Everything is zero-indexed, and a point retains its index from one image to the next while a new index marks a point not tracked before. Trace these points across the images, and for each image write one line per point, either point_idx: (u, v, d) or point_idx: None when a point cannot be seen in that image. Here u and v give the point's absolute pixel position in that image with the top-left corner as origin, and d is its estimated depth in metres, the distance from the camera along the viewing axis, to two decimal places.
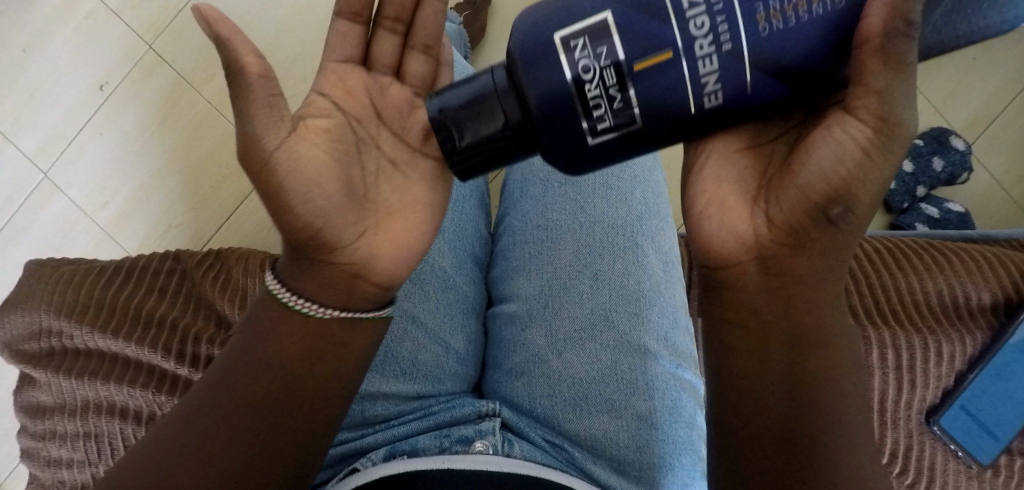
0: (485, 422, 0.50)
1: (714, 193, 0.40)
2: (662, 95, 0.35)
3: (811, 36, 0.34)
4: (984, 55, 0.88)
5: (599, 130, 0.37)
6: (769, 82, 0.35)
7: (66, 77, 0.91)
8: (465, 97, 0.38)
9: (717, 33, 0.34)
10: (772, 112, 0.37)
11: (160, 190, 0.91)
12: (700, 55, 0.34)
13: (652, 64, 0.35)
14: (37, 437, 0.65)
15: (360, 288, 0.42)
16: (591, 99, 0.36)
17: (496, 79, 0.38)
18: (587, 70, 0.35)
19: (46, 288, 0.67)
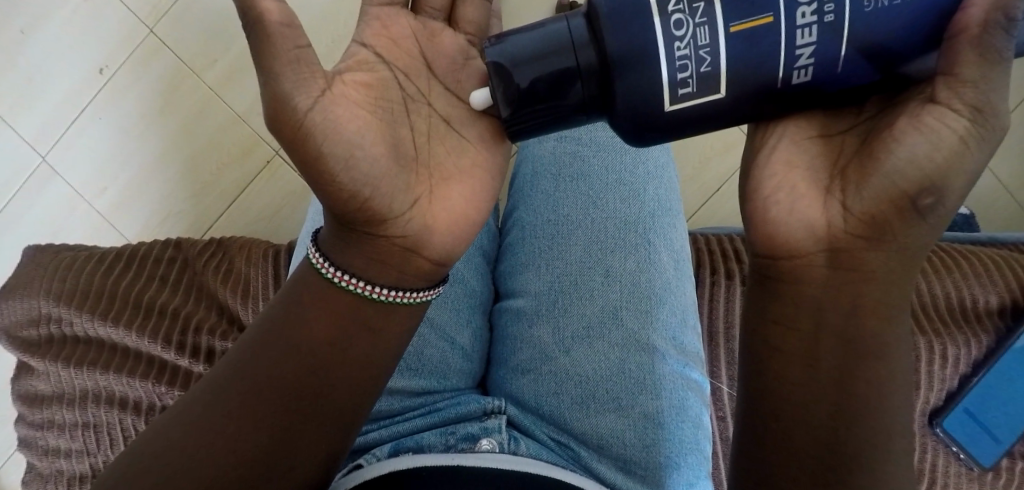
0: (491, 419, 0.50)
1: (786, 177, 0.37)
2: (755, 65, 0.35)
3: (908, 16, 0.34)
4: None
5: (679, 95, 0.35)
6: (862, 63, 0.35)
7: (65, 60, 0.89)
8: (535, 46, 0.36)
9: (822, 4, 0.34)
10: (858, 95, 0.36)
11: (161, 176, 0.90)
12: (800, 24, 0.34)
13: (751, 27, 0.34)
14: (34, 426, 0.64)
15: (414, 264, 0.40)
16: (679, 57, 0.35)
17: (574, 33, 0.36)
18: (680, 26, 0.34)
19: (45, 275, 0.66)
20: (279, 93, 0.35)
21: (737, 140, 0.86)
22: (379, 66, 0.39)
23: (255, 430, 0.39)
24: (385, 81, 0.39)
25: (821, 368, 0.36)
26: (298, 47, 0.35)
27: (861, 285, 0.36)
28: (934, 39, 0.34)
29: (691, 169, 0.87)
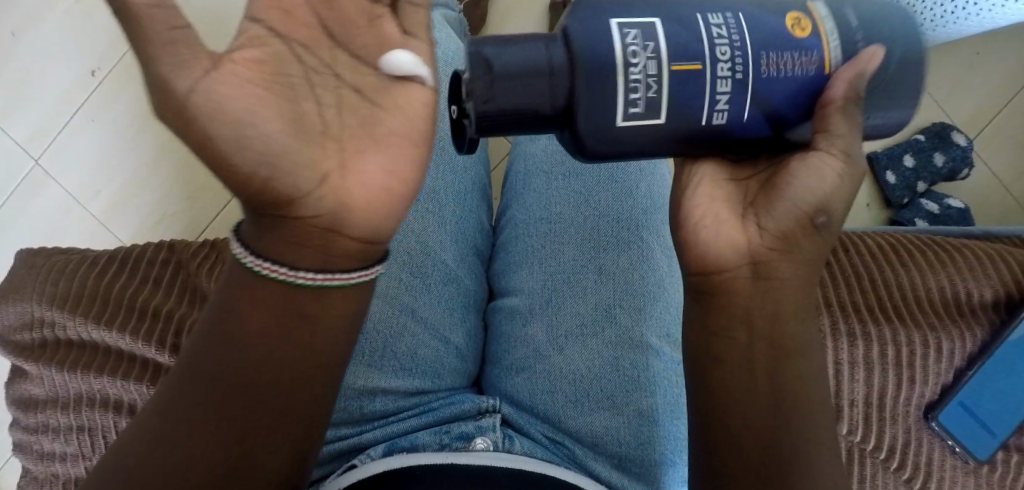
0: (485, 418, 0.50)
1: (707, 207, 0.42)
2: (686, 103, 0.38)
3: (792, 89, 0.39)
4: (988, 49, 0.87)
5: (629, 114, 0.38)
6: (761, 120, 0.40)
7: (56, 62, 0.89)
8: (516, 60, 0.38)
9: (735, 62, 0.38)
10: (757, 148, 0.41)
11: (154, 178, 0.90)
12: (719, 76, 0.38)
13: (685, 70, 0.37)
14: (29, 430, 0.64)
15: (338, 245, 0.39)
16: (632, 81, 0.37)
17: (552, 55, 0.38)
18: (634, 54, 0.37)
19: (38, 278, 0.65)
20: (223, 90, 0.34)
21: None
22: (346, 62, 0.38)
23: (228, 427, 0.41)
24: (280, 56, 0.36)
25: (757, 382, 0.41)
26: (174, 29, 0.33)
27: (778, 294, 0.41)
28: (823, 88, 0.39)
29: None
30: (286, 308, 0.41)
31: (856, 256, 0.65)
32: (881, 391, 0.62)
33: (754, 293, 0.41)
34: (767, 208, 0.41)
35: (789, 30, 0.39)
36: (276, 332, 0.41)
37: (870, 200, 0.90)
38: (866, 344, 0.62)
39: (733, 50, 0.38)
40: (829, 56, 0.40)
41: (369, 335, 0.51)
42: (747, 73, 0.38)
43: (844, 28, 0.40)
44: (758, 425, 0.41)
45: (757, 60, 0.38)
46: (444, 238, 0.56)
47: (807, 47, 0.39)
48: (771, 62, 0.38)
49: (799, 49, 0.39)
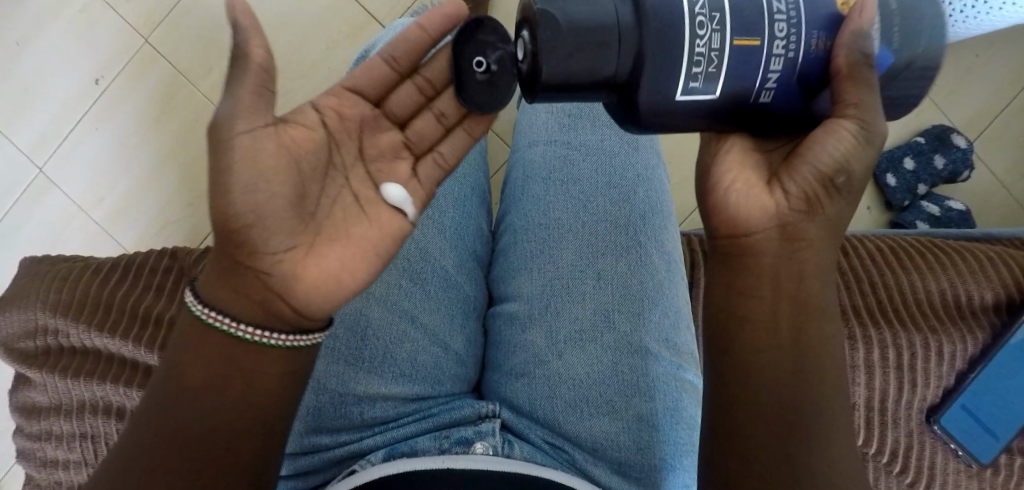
0: (485, 423, 0.50)
1: (738, 172, 0.41)
2: (744, 77, 0.37)
3: (821, 68, 0.39)
4: (986, 51, 0.87)
5: (690, 87, 0.37)
6: (795, 99, 0.39)
7: (60, 71, 0.90)
8: (586, 17, 0.36)
9: (789, 40, 0.37)
10: (785, 125, 0.41)
11: (157, 185, 0.91)
12: (773, 53, 0.37)
13: (744, 45, 0.37)
14: (32, 437, 0.64)
15: (276, 306, 0.40)
16: (695, 53, 0.36)
17: (621, 14, 0.36)
18: (701, 24, 0.36)
19: (42, 286, 0.66)
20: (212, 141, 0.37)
21: None
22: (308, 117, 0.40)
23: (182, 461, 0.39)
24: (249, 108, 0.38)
25: (784, 351, 0.40)
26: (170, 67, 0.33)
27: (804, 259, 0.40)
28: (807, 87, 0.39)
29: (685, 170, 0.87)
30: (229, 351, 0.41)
31: (856, 258, 0.65)
32: (882, 395, 0.62)
33: (780, 267, 0.40)
34: (791, 175, 0.40)
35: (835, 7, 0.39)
36: (235, 357, 0.41)
37: (869, 203, 0.89)
38: (866, 347, 0.62)
39: (789, 26, 0.37)
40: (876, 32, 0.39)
41: (368, 342, 0.51)
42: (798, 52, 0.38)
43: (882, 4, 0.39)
44: (772, 428, 0.39)
45: (806, 39, 0.38)
46: (444, 243, 0.56)
47: (836, 26, 0.38)
48: (812, 41, 0.38)
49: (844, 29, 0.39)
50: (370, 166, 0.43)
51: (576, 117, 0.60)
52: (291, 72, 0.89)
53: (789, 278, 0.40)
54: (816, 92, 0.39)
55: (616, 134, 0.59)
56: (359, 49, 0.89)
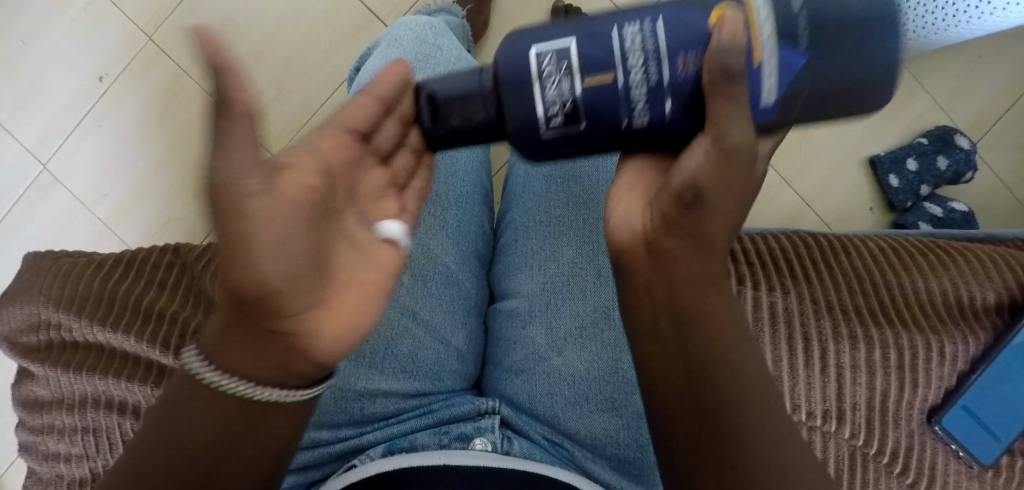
0: (485, 419, 0.50)
1: (624, 196, 0.43)
2: (599, 113, 0.39)
3: (695, 88, 0.38)
4: (990, 51, 0.88)
5: (552, 125, 0.40)
6: (682, 118, 0.39)
7: (65, 68, 0.90)
8: (450, 87, 0.41)
9: (646, 70, 0.38)
10: (683, 142, 0.41)
11: (160, 182, 0.91)
12: (632, 85, 0.38)
13: (594, 83, 0.38)
14: (34, 431, 0.65)
15: (295, 365, 0.37)
16: (549, 95, 0.39)
17: (482, 80, 0.40)
18: (546, 67, 0.39)
19: (45, 280, 0.66)
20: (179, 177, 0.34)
21: None
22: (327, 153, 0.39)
23: None
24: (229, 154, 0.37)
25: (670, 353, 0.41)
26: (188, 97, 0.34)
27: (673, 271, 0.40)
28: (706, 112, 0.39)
29: None
30: (219, 401, 0.38)
31: (856, 258, 0.65)
32: (883, 395, 0.62)
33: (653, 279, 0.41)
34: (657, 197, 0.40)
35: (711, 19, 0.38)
36: None
37: (872, 203, 0.89)
38: (867, 347, 0.61)
39: (645, 57, 0.38)
40: (762, 37, 0.37)
41: (369, 338, 0.52)
42: (661, 77, 0.38)
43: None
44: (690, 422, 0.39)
45: (669, 63, 0.38)
46: (445, 240, 0.56)
47: (701, 43, 0.38)
48: (680, 64, 0.38)
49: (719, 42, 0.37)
50: (360, 207, 0.40)
51: None
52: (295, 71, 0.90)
53: (662, 289, 0.41)
54: (700, 114, 0.39)
55: None
56: (361, 49, 0.89)
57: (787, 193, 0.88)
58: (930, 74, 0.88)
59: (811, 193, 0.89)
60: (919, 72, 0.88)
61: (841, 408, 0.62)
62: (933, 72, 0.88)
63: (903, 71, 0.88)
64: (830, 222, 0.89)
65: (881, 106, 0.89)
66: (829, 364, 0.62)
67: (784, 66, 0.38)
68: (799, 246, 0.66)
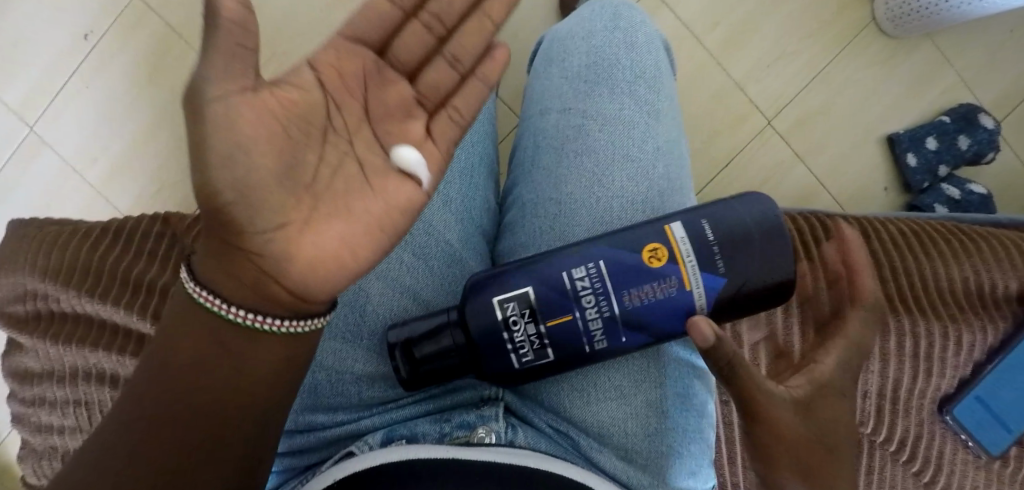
0: (487, 407, 0.48)
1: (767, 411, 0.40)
2: (567, 341, 0.44)
3: (661, 312, 0.44)
4: (1022, 27, 0.84)
5: (522, 362, 0.45)
6: (639, 337, 0.45)
7: (51, 24, 0.86)
8: (424, 327, 0.46)
9: (599, 303, 0.44)
10: (641, 351, 0.46)
11: (153, 145, 0.88)
12: (591, 324, 0.44)
13: (559, 320, 0.44)
14: (25, 403, 0.63)
15: (271, 290, 0.38)
16: (518, 341, 0.44)
17: (449, 317, 0.46)
18: (517, 330, 0.44)
19: (30, 248, 0.64)
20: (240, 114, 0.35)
21: (747, 113, 0.84)
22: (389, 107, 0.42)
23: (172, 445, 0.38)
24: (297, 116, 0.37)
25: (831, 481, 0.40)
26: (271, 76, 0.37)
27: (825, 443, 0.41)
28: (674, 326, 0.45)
29: (699, 144, 0.84)
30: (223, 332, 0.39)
31: (875, 241, 0.62)
32: (895, 383, 0.60)
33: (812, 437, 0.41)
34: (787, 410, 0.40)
35: (646, 262, 0.44)
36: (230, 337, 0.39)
37: (887, 184, 0.86)
38: (882, 335, 0.59)
39: (597, 296, 0.44)
40: (691, 274, 0.44)
41: (366, 319, 0.50)
42: (613, 308, 0.44)
43: (697, 239, 0.44)
44: None
45: (621, 296, 0.44)
46: (447, 216, 0.53)
47: (662, 272, 0.44)
48: (633, 295, 0.44)
49: (657, 277, 0.44)
50: (377, 129, 0.41)
51: (593, 82, 0.55)
52: None
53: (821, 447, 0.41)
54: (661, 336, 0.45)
55: (636, 99, 0.54)
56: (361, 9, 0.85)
57: (802, 170, 0.85)
58: (958, 49, 0.85)
59: (826, 171, 0.86)
60: (947, 48, 0.84)
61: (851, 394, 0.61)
62: (960, 47, 0.85)
63: (930, 46, 0.84)
64: (843, 202, 0.86)
65: (905, 83, 0.85)
66: None
67: (708, 291, 0.44)
68: (816, 229, 0.64)
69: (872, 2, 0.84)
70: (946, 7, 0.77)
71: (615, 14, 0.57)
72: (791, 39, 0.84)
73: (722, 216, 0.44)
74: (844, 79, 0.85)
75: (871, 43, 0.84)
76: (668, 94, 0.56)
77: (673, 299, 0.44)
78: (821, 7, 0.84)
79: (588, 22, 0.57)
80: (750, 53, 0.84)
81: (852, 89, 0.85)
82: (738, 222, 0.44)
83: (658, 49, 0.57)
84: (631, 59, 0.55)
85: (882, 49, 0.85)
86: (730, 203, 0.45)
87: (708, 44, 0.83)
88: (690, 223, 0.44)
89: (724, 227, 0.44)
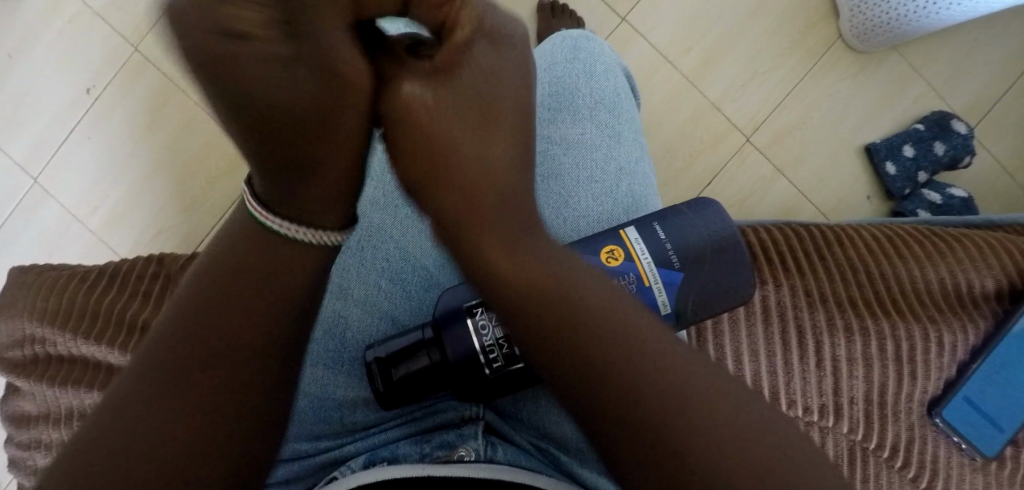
0: (468, 426, 0.49)
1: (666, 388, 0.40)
2: None
3: None
4: (985, 36, 0.87)
5: (495, 367, 0.45)
6: None
7: (53, 81, 0.90)
8: (402, 345, 0.47)
9: None
10: None
11: (151, 192, 0.91)
12: None
13: None
14: (22, 447, 0.64)
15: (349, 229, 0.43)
16: (488, 347, 0.44)
17: (424, 335, 0.46)
18: (488, 339, 0.44)
19: (29, 294, 0.66)
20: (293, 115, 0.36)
21: (725, 131, 0.86)
22: None
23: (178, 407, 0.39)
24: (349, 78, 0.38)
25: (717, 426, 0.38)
26: None
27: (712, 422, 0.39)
28: None
29: (679, 163, 0.86)
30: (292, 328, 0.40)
31: (850, 248, 0.63)
32: (881, 388, 0.60)
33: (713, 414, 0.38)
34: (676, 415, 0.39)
35: (604, 262, 0.45)
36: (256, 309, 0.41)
37: (869, 192, 0.87)
38: (863, 340, 0.60)
39: None
40: (648, 269, 0.45)
41: (348, 344, 0.51)
42: None
43: (650, 239, 0.46)
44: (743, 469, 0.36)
45: None
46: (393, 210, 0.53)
47: (621, 272, 0.45)
48: None
49: (616, 275, 0.45)
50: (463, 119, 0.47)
51: (555, 109, 0.56)
52: None
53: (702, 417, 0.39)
54: None
55: (598, 124, 0.56)
56: None
57: (782, 184, 0.87)
58: (926, 58, 0.87)
59: (806, 183, 0.87)
60: (915, 59, 0.87)
61: (838, 401, 0.60)
62: (929, 56, 0.87)
63: (899, 58, 0.87)
64: (826, 212, 0.87)
65: (875, 94, 0.87)
66: (825, 358, 0.60)
67: (667, 286, 0.45)
68: (791, 237, 0.65)
69: (837, 19, 0.86)
70: (906, 21, 0.79)
71: (573, 44, 0.59)
72: (761, 59, 0.86)
73: (674, 222, 0.47)
74: (816, 94, 0.87)
75: (840, 59, 0.87)
76: (628, 118, 0.57)
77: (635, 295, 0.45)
78: (789, 27, 0.86)
79: (549, 54, 0.59)
80: (721, 75, 0.86)
81: (825, 103, 0.87)
82: (687, 222, 0.46)
83: (616, 77, 0.59)
84: (592, 85, 0.57)
85: (851, 64, 0.87)
86: (680, 208, 0.47)
87: (681, 67, 0.86)
88: (644, 227, 0.46)
89: (674, 229, 0.46)
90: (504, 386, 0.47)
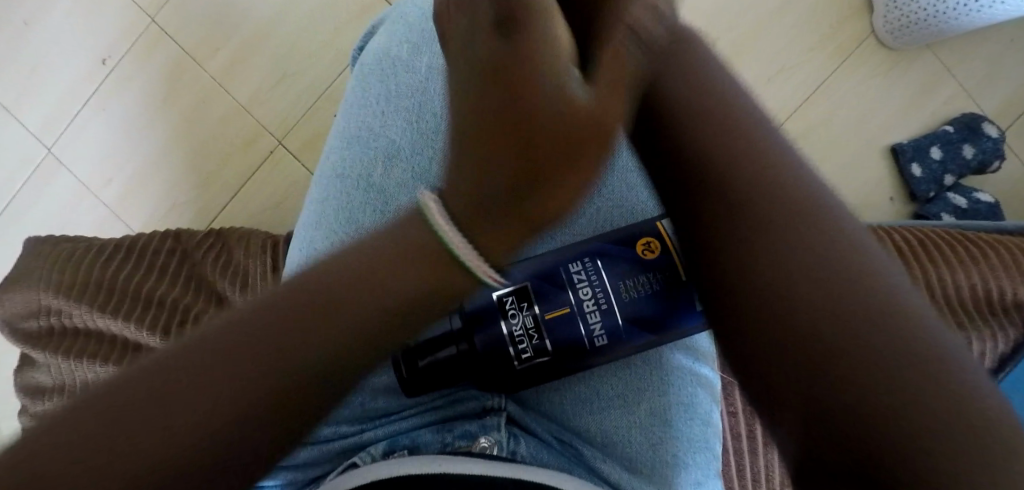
0: (489, 416, 0.48)
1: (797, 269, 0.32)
2: (561, 341, 0.43)
3: (661, 301, 0.43)
4: (1020, 38, 0.85)
5: (523, 358, 0.44)
6: (638, 331, 0.43)
7: (69, 51, 0.88)
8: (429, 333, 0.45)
9: (598, 298, 0.43)
10: (649, 346, 0.45)
11: (166, 167, 0.89)
12: (586, 312, 0.43)
13: (557, 314, 0.43)
14: (35, 418, 0.61)
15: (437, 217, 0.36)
16: (516, 335, 0.43)
17: (453, 325, 0.44)
18: (518, 326, 0.43)
19: (40, 266, 0.64)
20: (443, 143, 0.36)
21: None
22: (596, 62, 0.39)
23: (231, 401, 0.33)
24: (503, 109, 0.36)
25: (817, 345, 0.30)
26: None
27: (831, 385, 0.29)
28: (674, 314, 0.43)
29: None
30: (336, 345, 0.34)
31: None
32: None
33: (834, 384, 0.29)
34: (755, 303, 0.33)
35: (639, 254, 0.43)
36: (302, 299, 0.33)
37: (893, 194, 0.86)
38: None
39: (594, 289, 0.43)
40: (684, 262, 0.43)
41: None
42: (610, 300, 0.43)
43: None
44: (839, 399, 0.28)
45: (616, 288, 0.43)
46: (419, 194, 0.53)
47: (657, 263, 0.43)
48: (631, 287, 0.43)
49: (652, 268, 0.43)
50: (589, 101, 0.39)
51: None
52: (299, 54, 0.88)
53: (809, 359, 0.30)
54: (661, 327, 0.44)
55: None
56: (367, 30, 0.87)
57: None
58: (959, 59, 0.85)
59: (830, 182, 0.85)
60: (948, 58, 0.85)
61: None
62: (961, 57, 0.85)
63: (931, 57, 0.85)
64: None
65: (903, 93, 0.86)
66: None
67: None
68: None
69: (869, 15, 0.85)
70: (943, 18, 0.77)
71: None
72: (790, 53, 0.85)
73: None
74: (844, 90, 0.85)
75: (871, 56, 0.85)
76: None
77: (671, 289, 0.43)
78: (819, 21, 0.85)
79: None
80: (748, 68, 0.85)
81: (854, 100, 0.85)
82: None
83: None
84: None
85: (881, 62, 0.85)
86: None
87: None
88: None
89: None
90: (531, 377, 0.46)
